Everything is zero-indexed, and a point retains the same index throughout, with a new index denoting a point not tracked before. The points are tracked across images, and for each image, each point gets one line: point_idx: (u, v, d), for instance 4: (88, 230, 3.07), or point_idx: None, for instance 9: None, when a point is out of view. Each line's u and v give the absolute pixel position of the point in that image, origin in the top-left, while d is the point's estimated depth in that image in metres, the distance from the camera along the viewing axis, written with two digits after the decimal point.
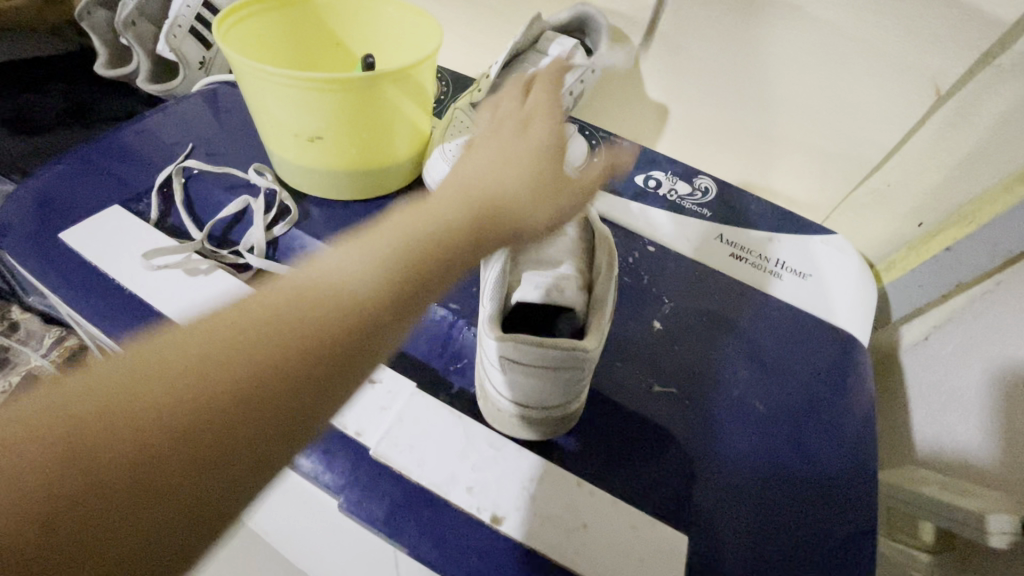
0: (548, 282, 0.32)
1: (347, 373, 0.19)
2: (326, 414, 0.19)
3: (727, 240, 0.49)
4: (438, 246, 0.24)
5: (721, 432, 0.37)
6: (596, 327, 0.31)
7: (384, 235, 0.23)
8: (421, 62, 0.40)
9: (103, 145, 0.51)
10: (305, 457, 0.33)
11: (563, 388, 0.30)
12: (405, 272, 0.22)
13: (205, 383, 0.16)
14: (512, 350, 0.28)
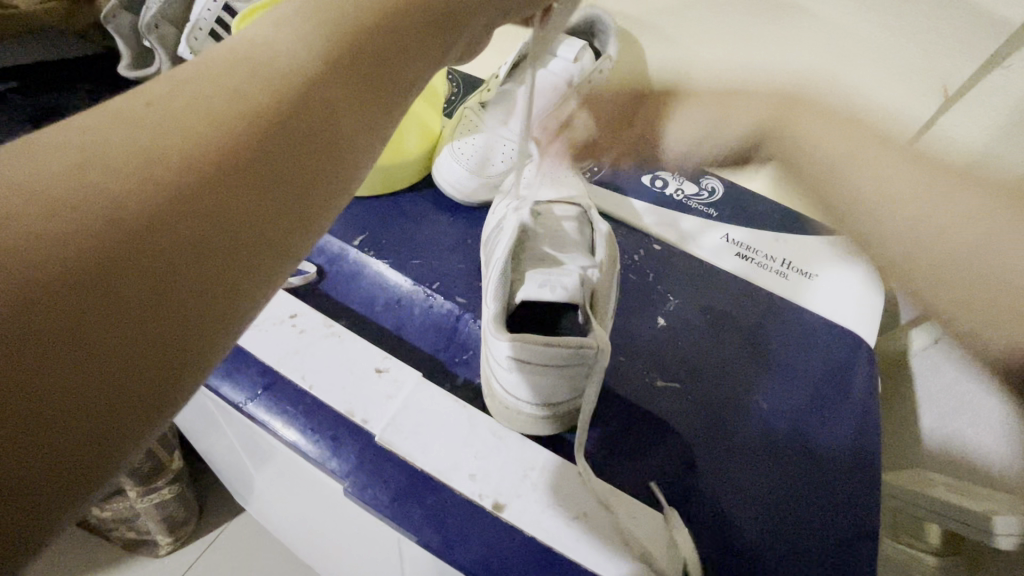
0: (552, 275, 0.33)
1: (332, 155, 0.17)
2: (322, 203, 0.17)
3: (733, 240, 0.49)
4: None
5: (724, 428, 0.37)
6: (599, 318, 0.32)
7: None
8: None
9: None
10: (313, 443, 0.34)
11: (565, 378, 0.31)
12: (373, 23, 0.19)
13: (159, 176, 0.14)
14: (519, 345, 0.29)
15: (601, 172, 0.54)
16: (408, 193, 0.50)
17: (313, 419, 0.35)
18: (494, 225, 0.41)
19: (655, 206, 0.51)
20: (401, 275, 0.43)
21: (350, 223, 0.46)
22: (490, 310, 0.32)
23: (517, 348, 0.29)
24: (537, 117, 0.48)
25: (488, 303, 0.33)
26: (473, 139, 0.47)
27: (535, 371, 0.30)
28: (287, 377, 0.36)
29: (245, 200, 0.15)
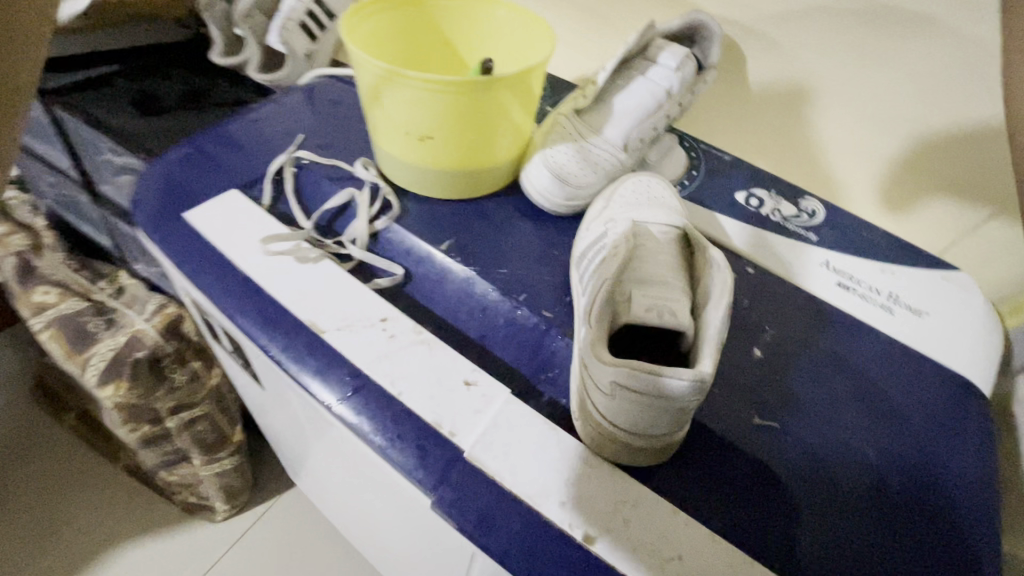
0: (659, 304, 0.31)
1: None
2: None
3: (833, 268, 0.46)
4: None
5: (825, 473, 0.35)
6: (710, 356, 0.30)
7: None
8: (535, 67, 0.40)
9: (220, 133, 0.54)
10: (400, 452, 0.34)
11: (670, 417, 0.29)
12: None
13: None
14: (628, 372, 0.28)
15: (691, 185, 0.51)
16: (493, 199, 0.49)
17: (400, 426, 0.35)
18: (588, 240, 0.39)
19: (748, 226, 0.49)
20: (487, 283, 0.42)
21: (439, 226, 0.46)
22: (591, 332, 0.31)
23: (623, 376, 0.28)
24: (630, 127, 0.46)
25: (588, 325, 0.32)
26: (565, 148, 0.46)
27: (638, 400, 0.28)
28: (377, 381, 0.36)
29: None
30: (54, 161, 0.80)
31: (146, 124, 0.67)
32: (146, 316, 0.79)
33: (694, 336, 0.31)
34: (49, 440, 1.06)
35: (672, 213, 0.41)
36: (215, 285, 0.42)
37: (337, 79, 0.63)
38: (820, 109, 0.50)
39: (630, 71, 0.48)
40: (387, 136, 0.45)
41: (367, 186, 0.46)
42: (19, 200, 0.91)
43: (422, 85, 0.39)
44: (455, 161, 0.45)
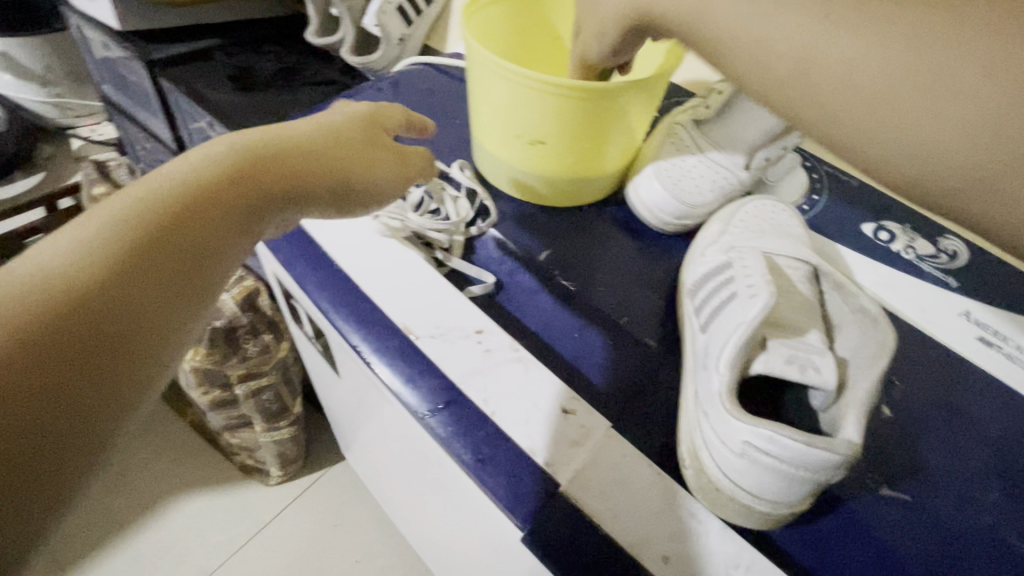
0: (799, 356, 0.28)
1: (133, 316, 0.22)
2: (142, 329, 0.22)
3: (975, 319, 0.41)
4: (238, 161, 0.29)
5: (966, 563, 0.30)
6: (859, 421, 0.26)
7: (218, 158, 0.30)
8: (667, 74, 0.37)
9: (318, 116, 0.53)
10: (492, 479, 0.32)
11: (808, 487, 0.26)
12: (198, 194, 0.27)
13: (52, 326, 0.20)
14: (769, 436, 0.25)
15: (812, 210, 0.47)
16: (594, 210, 0.46)
17: (492, 450, 0.33)
18: (705, 267, 0.36)
19: (875, 262, 0.44)
20: (587, 302, 0.40)
21: (537, 236, 0.44)
22: (719, 378, 0.28)
23: (761, 436, 0.25)
24: (757, 144, 0.42)
25: (714, 366, 0.29)
26: (681, 161, 0.42)
27: (773, 465, 0.25)
28: (469, 397, 0.35)
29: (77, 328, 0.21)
30: (153, 129, 0.83)
31: (243, 102, 0.68)
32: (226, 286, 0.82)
33: (835, 396, 0.28)
34: None
35: (800, 246, 0.37)
36: (307, 274, 0.41)
37: (434, 68, 0.62)
38: None
39: (759, 82, 0.44)
40: (494, 136, 0.42)
41: (464, 190, 0.45)
42: (118, 163, 0.96)
43: (543, 88, 0.36)
44: (563, 168, 0.42)
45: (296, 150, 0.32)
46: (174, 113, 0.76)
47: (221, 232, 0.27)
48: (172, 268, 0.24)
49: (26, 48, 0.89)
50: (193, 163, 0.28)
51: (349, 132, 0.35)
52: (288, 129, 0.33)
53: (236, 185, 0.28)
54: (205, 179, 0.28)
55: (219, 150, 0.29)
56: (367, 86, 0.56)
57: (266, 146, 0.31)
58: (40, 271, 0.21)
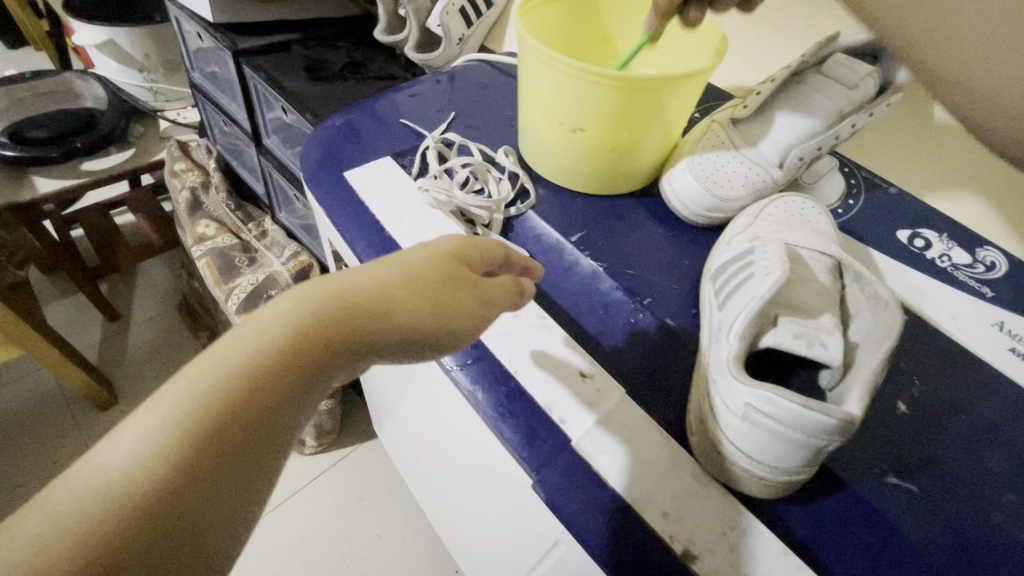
0: (808, 333, 0.30)
1: (200, 495, 0.23)
2: (208, 503, 0.23)
3: (1008, 331, 0.41)
4: (326, 300, 0.28)
5: (971, 557, 0.31)
6: (861, 394, 0.27)
7: (322, 285, 0.28)
8: (707, 70, 0.39)
9: (379, 104, 0.58)
10: (509, 427, 0.35)
11: (804, 455, 0.28)
12: (290, 348, 0.26)
13: (118, 518, 0.21)
14: (767, 398, 0.27)
15: (846, 214, 0.47)
16: (628, 200, 0.49)
17: (512, 404, 0.36)
18: (730, 255, 0.38)
19: (908, 268, 0.44)
20: (613, 281, 0.43)
21: (572, 220, 0.47)
22: (730, 348, 0.30)
23: (761, 399, 0.27)
24: (792, 143, 0.43)
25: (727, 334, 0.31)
26: (716, 155, 0.44)
27: (771, 427, 0.27)
28: (495, 356, 0.38)
29: (150, 528, 0.21)
30: (232, 113, 0.92)
31: (314, 90, 0.74)
32: (283, 260, 0.88)
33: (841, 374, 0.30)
34: (183, 349, 1.21)
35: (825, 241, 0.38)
36: (361, 242, 0.45)
37: (488, 64, 0.66)
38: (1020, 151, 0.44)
39: (799, 85, 0.45)
40: (539, 124, 0.46)
41: (507, 173, 0.48)
42: (198, 143, 1.05)
43: (589, 78, 0.39)
44: (601, 157, 0.45)
45: (375, 305, 0.28)
46: (253, 99, 0.83)
47: (266, 425, 0.25)
48: (210, 481, 0.23)
49: (131, 37, 1.00)
50: (251, 336, 0.26)
51: (429, 279, 0.31)
52: (372, 273, 0.30)
53: (297, 362, 0.26)
54: (263, 358, 0.25)
55: (294, 305, 0.27)
56: (426, 78, 0.61)
57: (340, 306, 0.28)
58: (84, 507, 0.21)
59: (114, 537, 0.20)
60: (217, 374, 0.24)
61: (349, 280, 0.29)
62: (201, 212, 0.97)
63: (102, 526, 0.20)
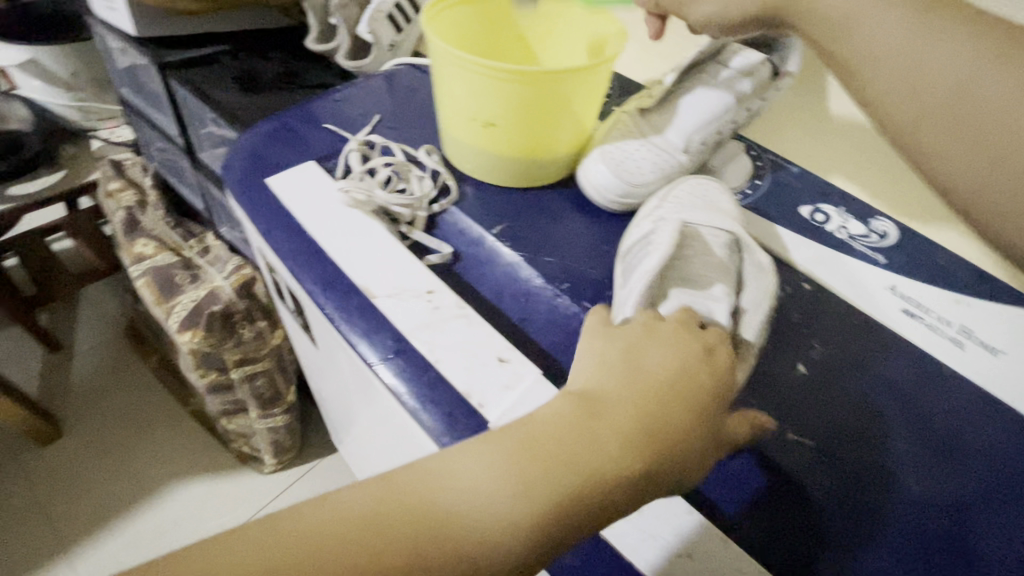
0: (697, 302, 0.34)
1: None
2: None
3: (900, 294, 0.44)
4: (639, 456, 0.28)
5: (862, 502, 0.33)
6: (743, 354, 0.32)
7: (618, 426, 0.29)
8: (605, 62, 0.41)
9: (304, 110, 0.58)
10: (430, 415, 0.36)
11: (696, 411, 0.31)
12: (546, 506, 0.26)
13: None
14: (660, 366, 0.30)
15: (753, 194, 0.50)
16: (548, 191, 0.50)
17: (434, 394, 0.37)
18: (633, 234, 0.40)
19: (810, 241, 0.47)
20: (532, 269, 0.44)
21: (493, 213, 0.48)
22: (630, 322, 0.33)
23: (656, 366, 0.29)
24: (694, 130, 0.46)
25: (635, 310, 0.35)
26: (626, 146, 0.46)
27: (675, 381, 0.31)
28: (417, 348, 0.39)
29: None
30: (165, 128, 0.90)
31: (244, 101, 0.74)
32: (224, 275, 0.87)
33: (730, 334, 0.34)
34: (131, 374, 1.16)
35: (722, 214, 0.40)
36: (283, 245, 0.45)
37: (415, 68, 0.67)
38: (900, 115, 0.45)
39: (700, 74, 0.48)
40: (454, 121, 0.47)
41: (428, 171, 0.49)
42: (134, 162, 1.02)
43: (496, 75, 0.40)
44: (515, 150, 0.46)
45: (633, 456, 0.28)
46: (184, 112, 0.82)
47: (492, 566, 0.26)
48: None
49: (55, 54, 0.97)
50: (494, 489, 0.26)
51: (630, 425, 0.29)
52: (607, 394, 0.30)
53: (549, 517, 0.26)
54: (493, 495, 0.26)
55: (611, 452, 0.28)
56: (352, 84, 0.61)
57: (595, 458, 0.27)
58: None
59: None
60: (446, 510, 0.26)
61: (596, 419, 0.29)
62: (139, 231, 0.94)
63: None
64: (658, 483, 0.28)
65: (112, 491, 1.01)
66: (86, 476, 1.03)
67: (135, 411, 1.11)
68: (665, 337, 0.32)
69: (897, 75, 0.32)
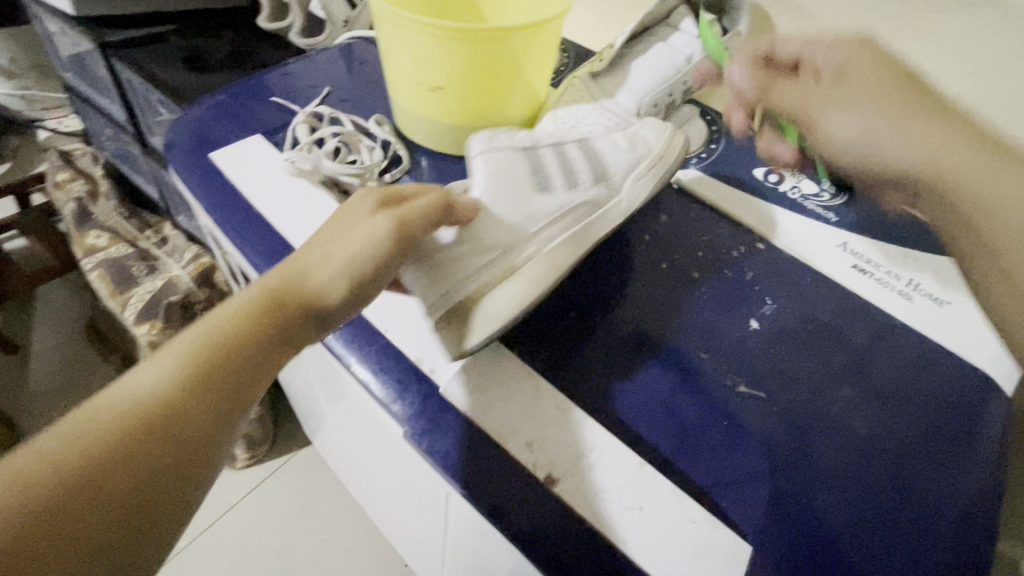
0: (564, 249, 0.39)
1: (172, 453, 0.25)
2: (179, 461, 0.25)
3: (851, 250, 0.44)
4: (296, 296, 0.31)
5: (812, 449, 0.33)
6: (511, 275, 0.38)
7: (268, 276, 0.31)
8: (551, 20, 0.40)
9: (250, 85, 0.56)
10: (380, 383, 0.35)
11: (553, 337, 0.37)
12: (227, 342, 0.28)
13: (97, 452, 0.24)
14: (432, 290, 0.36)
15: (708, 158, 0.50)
16: None
17: (385, 361, 0.36)
18: (503, 160, 0.41)
19: (764, 202, 0.47)
20: None
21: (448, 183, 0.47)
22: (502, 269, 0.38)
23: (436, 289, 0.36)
24: (645, 92, 0.46)
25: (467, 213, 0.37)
26: (577, 109, 0.46)
27: (524, 293, 0.37)
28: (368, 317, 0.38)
29: (118, 469, 0.23)
30: (112, 113, 0.86)
31: (193, 81, 0.71)
32: (183, 264, 0.84)
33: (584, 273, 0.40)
34: (91, 373, 1.12)
35: (643, 148, 0.43)
36: (227, 220, 0.44)
37: (369, 42, 0.65)
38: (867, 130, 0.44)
39: (649, 38, 0.48)
40: (403, 88, 0.46)
41: (379, 142, 0.48)
42: (83, 152, 0.98)
43: (440, 34, 0.39)
44: (465, 116, 0.46)
45: (250, 338, 0.29)
46: (130, 95, 0.79)
47: (163, 473, 0.24)
48: (184, 441, 0.25)
49: None
50: (137, 384, 0.26)
51: (251, 315, 0.29)
52: (300, 283, 0.31)
53: (242, 347, 0.28)
54: (221, 337, 0.28)
55: (254, 294, 0.30)
56: (302, 57, 0.59)
57: (219, 343, 0.28)
58: (78, 427, 0.24)
59: (89, 465, 0.23)
60: (169, 356, 0.28)
61: (213, 320, 0.29)
62: (91, 223, 0.91)
63: (80, 455, 0.23)
64: (311, 320, 0.31)
65: None
66: None
67: None
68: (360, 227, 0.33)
69: (881, 156, 0.39)
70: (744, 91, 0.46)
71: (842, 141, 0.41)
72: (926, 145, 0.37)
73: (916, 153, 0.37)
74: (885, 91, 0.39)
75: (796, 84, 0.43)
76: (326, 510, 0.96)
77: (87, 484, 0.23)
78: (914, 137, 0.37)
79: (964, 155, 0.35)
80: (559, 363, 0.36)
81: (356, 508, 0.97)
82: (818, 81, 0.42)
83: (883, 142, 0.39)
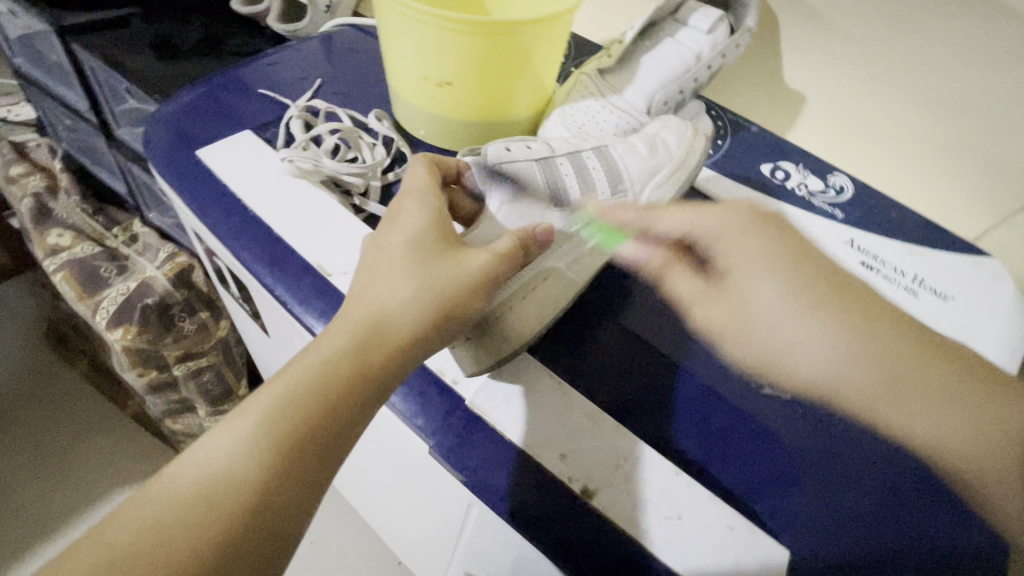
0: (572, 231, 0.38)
1: (276, 521, 0.27)
2: (282, 531, 0.27)
3: (857, 246, 0.44)
4: (381, 350, 0.30)
5: (838, 445, 0.33)
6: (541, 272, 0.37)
7: (354, 323, 0.30)
8: (565, 12, 0.38)
9: (232, 76, 0.52)
10: (400, 397, 0.34)
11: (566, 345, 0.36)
12: (318, 408, 0.28)
13: (213, 525, 0.26)
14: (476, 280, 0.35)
15: (715, 154, 0.49)
16: None
17: (403, 371, 0.35)
18: (523, 170, 0.40)
19: (774, 198, 0.47)
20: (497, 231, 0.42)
21: None
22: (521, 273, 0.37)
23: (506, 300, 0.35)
24: (655, 89, 0.46)
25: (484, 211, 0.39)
26: (586, 106, 0.45)
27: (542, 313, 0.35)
28: None
29: (228, 549, 0.25)
30: (69, 101, 0.79)
31: (165, 68, 0.66)
32: (158, 264, 0.79)
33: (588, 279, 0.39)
34: (55, 377, 1.05)
35: (663, 153, 0.43)
36: (223, 222, 0.41)
37: (357, 29, 0.62)
38: (746, 279, 0.38)
39: (659, 33, 0.48)
40: (407, 81, 0.44)
41: (380, 138, 0.46)
42: (39, 143, 0.91)
43: (450, 26, 0.37)
44: (473, 110, 0.44)
45: (330, 403, 0.28)
46: (92, 84, 0.73)
47: (274, 543, 0.27)
48: (283, 508, 0.27)
49: None
50: (230, 456, 0.27)
51: (336, 380, 0.29)
52: (395, 322, 0.31)
53: (328, 412, 0.28)
54: (304, 403, 0.28)
55: (333, 359, 0.29)
56: (287, 46, 0.56)
57: (304, 413, 0.28)
58: (186, 503, 0.26)
59: (199, 549, 0.25)
60: (256, 429, 0.27)
61: (291, 385, 0.28)
62: (52, 220, 0.84)
63: (195, 544, 0.25)
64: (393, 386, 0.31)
65: (43, 505, 0.91)
66: (10, 492, 0.92)
67: (58, 420, 1.00)
68: (424, 259, 0.32)
69: (785, 342, 0.36)
70: (650, 258, 0.41)
71: (762, 340, 0.36)
72: (864, 365, 0.35)
73: (849, 366, 0.35)
74: (763, 263, 0.39)
75: (693, 285, 0.39)
76: (315, 513, 0.92)
77: (202, 568, 0.25)
78: (828, 335, 0.36)
79: (913, 384, 0.34)
80: (583, 368, 0.35)
81: (347, 508, 0.94)
82: (708, 284, 0.39)
83: (815, 347, 0.35)
